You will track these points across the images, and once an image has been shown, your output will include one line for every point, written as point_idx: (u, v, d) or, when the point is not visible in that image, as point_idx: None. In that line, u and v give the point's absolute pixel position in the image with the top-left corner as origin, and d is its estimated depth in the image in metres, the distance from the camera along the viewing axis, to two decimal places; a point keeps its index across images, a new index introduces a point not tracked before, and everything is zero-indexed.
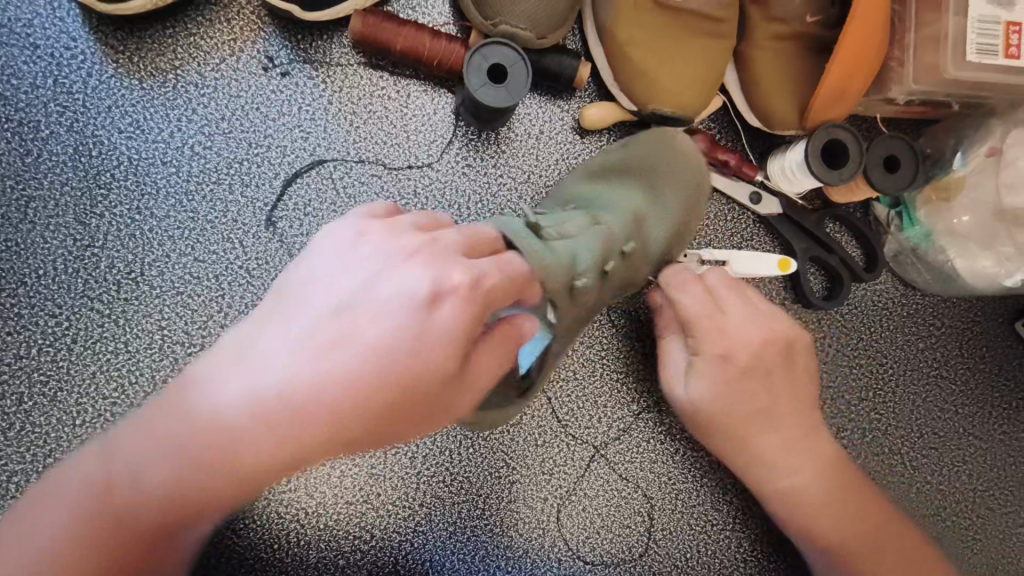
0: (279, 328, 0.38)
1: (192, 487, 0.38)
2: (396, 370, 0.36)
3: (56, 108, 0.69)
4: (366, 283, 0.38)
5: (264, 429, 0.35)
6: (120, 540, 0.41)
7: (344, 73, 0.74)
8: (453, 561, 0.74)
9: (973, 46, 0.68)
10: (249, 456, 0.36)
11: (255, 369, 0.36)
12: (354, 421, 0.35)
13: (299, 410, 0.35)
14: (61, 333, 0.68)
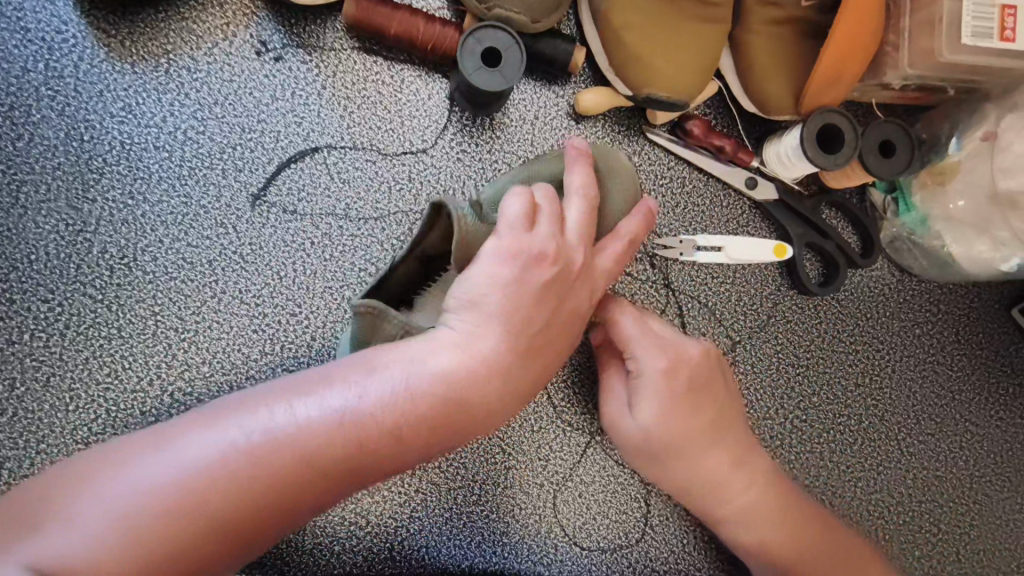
0: (428, 339, 0.50)
1: (334, 464, 0.47)
2: (520, 351, 0.52)
3: (46, 93, 0.69)
4: (497, 286, 0.52)
5: (429, 404, 0.49)
6: (229, 518, 0.46)
7: (338, 58, 0.74)
8: (449, 547, 0.74)
9: (968, 28, 0.68)
10: (435, 419, 0.49)
11: (416, 362, 0.49)
12: (492, 387, 0.51)
13: (453, 393, 0.49)
14: (54, 318, 0.68)
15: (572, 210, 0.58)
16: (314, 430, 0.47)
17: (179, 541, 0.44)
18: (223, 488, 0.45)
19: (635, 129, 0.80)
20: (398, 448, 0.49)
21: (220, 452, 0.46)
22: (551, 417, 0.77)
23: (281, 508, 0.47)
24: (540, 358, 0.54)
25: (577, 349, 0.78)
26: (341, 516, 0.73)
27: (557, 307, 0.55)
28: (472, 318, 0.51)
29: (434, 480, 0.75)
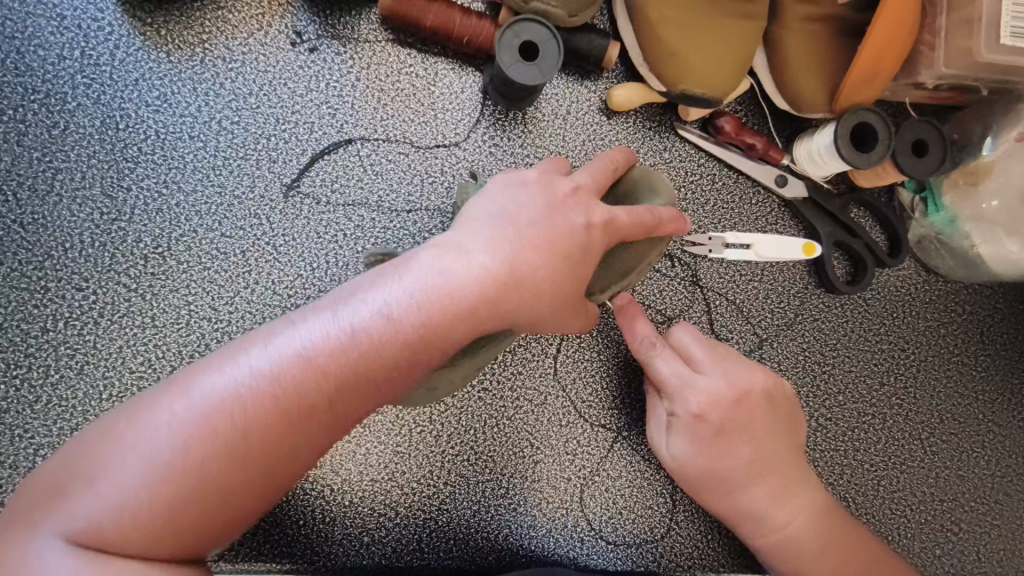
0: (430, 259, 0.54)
1: (343, 378, 0.49)
2: (521, 267, 0.54)
3: (82, 81, 0.69)
4: (491, 215, 0.56)
5: (436, 310, 0.51)
6: (244, 442, 0.46)
7: (373, 50, 0.74)
8: (476, 539, 0.75)
9: (1007, 28, 0.68)
10: (444, 326, 0.52)
11: (417, 276, 0.52)
12: (495, 297, 0.53)
13: (456, 297, 0.52)
14: (88, 306, 0.68)
15: (578, 180, 0.62)
16: (324, 352, 0.49)
17: (204, 469, 0.45)
18: (238, 419, 0.46)
19: (666, 125, 0.80)
20: (407, 362, 0.51)
21: (229, 387, 0.47)
22: (579, 411, 0.78)
23: (299, 433, 0.48)
24: (548, 283, 0.55)
25: (605, 344, 0.79)
26: (371, 507, 0.73)
27: (563, 244, 0.56)
28: (470, 237, 0.55)
29: (462, 473, 0.75)
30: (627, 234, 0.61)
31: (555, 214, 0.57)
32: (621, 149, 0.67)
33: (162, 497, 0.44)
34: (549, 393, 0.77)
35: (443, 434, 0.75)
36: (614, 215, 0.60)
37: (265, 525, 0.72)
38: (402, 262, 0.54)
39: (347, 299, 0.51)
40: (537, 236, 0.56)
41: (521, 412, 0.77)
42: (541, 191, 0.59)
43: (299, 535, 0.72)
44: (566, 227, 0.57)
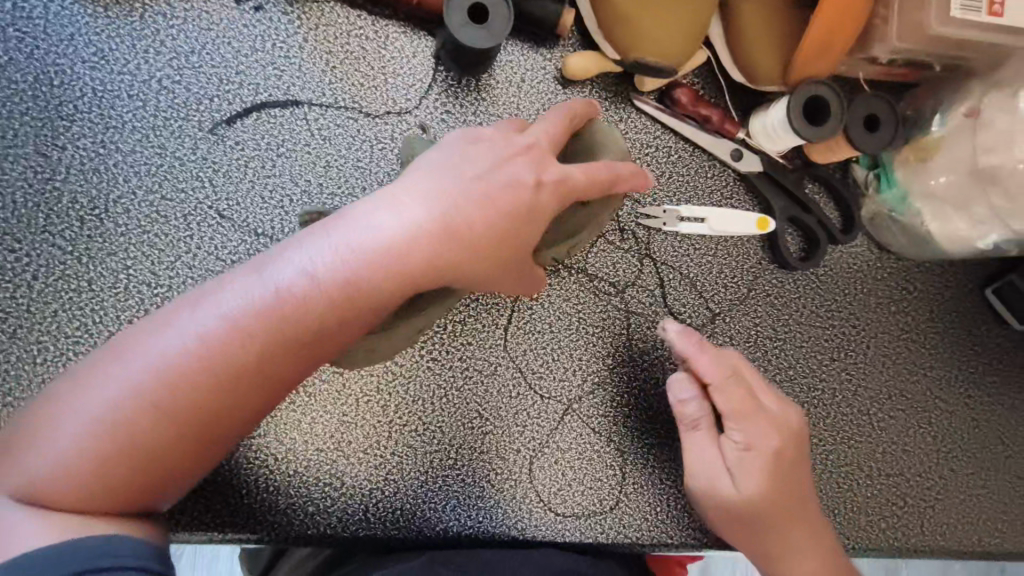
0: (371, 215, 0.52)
1: (279, 345, 0.49)
2: (467, 229, 0.53)
3: (14, 34, 0.67)
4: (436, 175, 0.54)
5: (377, 270, 0.51)
6: (175, 410, 0.47)
7: (321, 11, 0.72)
8: (422, 510, 0.74)
9: (957, 1, 0.70)
10: (382, 285, 0.51)
11: (358, 235, 0.51)
12: (439, 257, 0.52)
13: (400, 258, 0.51)
14: (22, 268, 0.66)
15: (534, 140, 0.60)
16: (266, 326, 0.48)
17: (139, 437, 0.46)
18: (176, 394, 0.47)
19: (622, 96, 0.79)
20: (343, 328, 0.51)
21: (170, 361, 0.47)
22: (529, 383, 0.77)
23: (239, 395, 0.48)
24: (491, 246, 0.55)
25: (557, 316, 0.78)
26: (316, 477, 0.72)
27: (510, 209, 0.56)
28: (413, 195, 0.53)
29: (410, 443, 0.75)
30: (580, 194, 0.60)
31: (501, 178, 0.56)
32: (586, 104, 0.65)
33: (95, 463, 0.46)
34: (499, 364, 0.77)
35: (391, 405, 0.75)
36: (565, 177, 0.59)
37: (206, 494, 0.71)
38: (338, 223, 0.52)
39: (282, 264, 0.50)
40: (482, 199, 0.54)
41: (471, 383, 0.76)
42: (492, 153, 0.57)
43: (241, 504, 0.71)
44: (513, 191, 0.56)
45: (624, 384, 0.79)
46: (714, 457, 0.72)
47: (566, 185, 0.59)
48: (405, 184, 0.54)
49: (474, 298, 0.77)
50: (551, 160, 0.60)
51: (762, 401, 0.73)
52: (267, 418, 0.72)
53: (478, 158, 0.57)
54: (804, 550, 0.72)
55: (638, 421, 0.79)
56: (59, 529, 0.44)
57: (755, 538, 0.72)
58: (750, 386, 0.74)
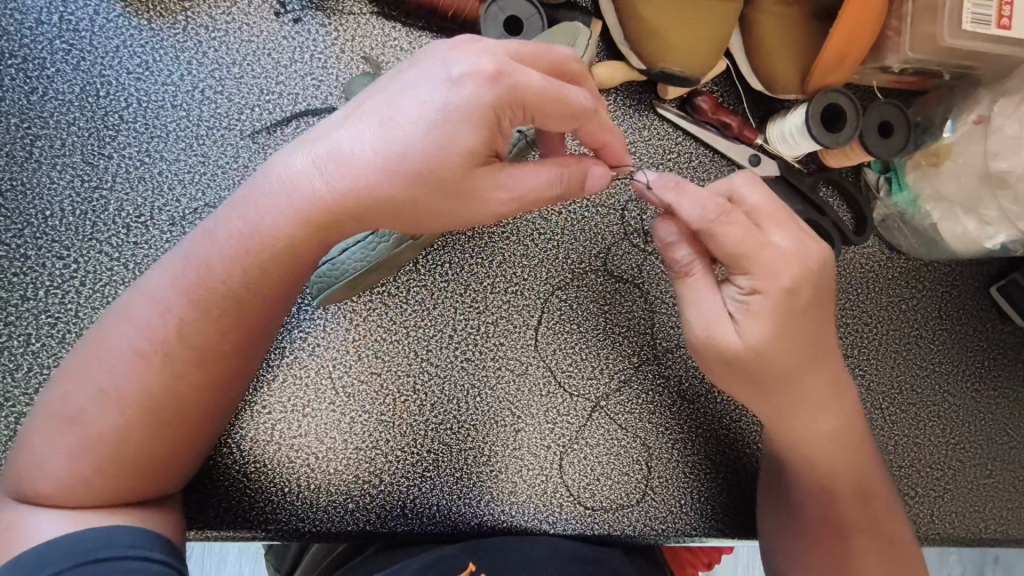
0: (289, 168, 0.52)
1: (219, 316, 0.54)
2: (394, 169, 0.49)
3: (62, 46, 0.69)
4: (354, 118, 0.51)
5: (300, 221, 0.52)
6: (139, 396, 0.53)
7: (357, 23, 0.74)
8: (459, 506, 0.77)
9: (968, 15, 0.73)
10: (306, 238, 0.53)
11: (273, 196, 0.52)
12: (363, 199, 0.51)
13: (322, 208, 0.51)
14: (70, 275, 0.67)
15: (466, 44, 0.51)
16: (178, 302, 0.53)
17: (114, 427, 0.52)
18: (118, 374, 0.53)
19: (645, 104, 0.82)
20: (263, 281, 0.54)
21: (110, 347, 0.54)
22: (558, 382, 0.80)
23: (199, 364, 0.54)
24: (410, 171, 0.49)
25: (584, 316, 0.81)
26: (355, 475, 0.75)
27: (423, 124, 0.49)
28: (326, 144, 0.51)
29: (445, 441, 0.77)
30: (523, 88, 0.49)
31: (412, 92, 0.49)
32: (561, 45, 0.54)
33: (85, 460, 0.52)
34: (530, 363, 0.80)
35: (427, 404, 0.77)
36: (496, 68, 0.48)
37: (250, 492, 0.73)
38: (250, 191, 0.54)
39: (193, 245, 0.55)
40: (386, 128, 0.49)
41: (503, 382, 0.79)
42: (409, 74, 0.51)
43: (283, 503, 0.73)
44: (424, 104, 0.49)
45: (649, 381, 0.82)
46: (717, 309, 0.63)
47: (508, 85, 0.48)
48: (326, 131, 0.52)
49: (505, 300, 0.80)
50: (483, 51, 0.50)
51: (768, 241, 0.60)
52: (308, 418, 0.74)
53: (400, 82, 0.51)
54: (823, 428, 0.69)
55: (662, 417, 0.82)
56: (74, 518, 0.51)
57: (770, 408, 0.68)
58: (759, 217, 0.61)
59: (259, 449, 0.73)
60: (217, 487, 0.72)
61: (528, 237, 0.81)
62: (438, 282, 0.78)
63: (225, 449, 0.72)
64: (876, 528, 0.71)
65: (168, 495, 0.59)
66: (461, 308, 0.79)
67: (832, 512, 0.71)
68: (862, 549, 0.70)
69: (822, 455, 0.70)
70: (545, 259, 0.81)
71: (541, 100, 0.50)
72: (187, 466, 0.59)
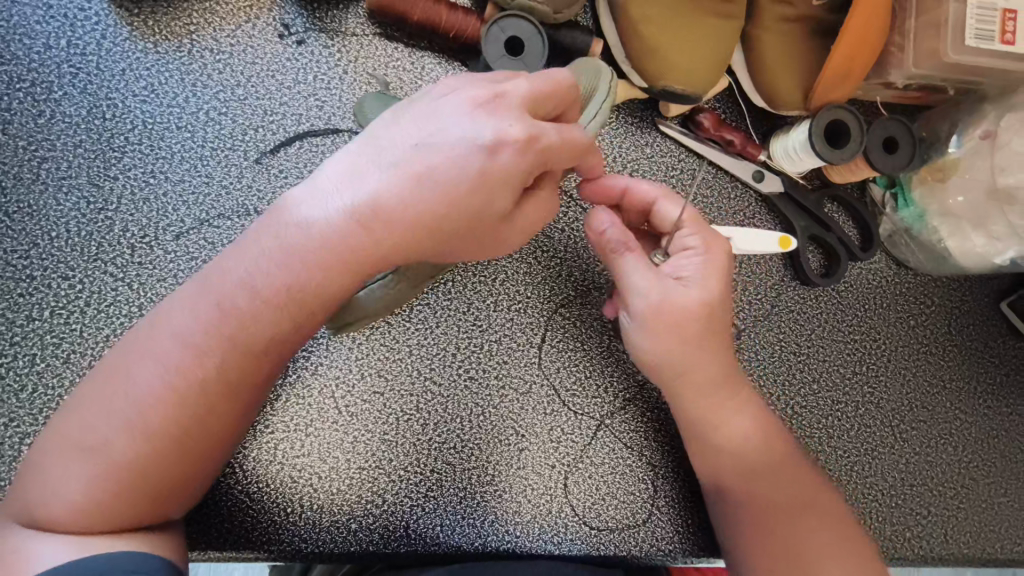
0: (317, 202, 0.52)
1: (246, 356, 0.53)
2: (428, 216, 0.51)
3: (69, 70, 0.69)
4: (386, 159, 0.51)
5: (327, 261, 0.51)
6: (163, 432, 0.52)
7: (360, 44, 0.74)
8: (463, 526, 0.76)
9: (973, 31, 0.73)
10: (333, 279, 0.52)
11: (303, 230, 0.51)
12: (395, 241, 0.51)
13: (350, 248, 0.51)
14: (75, 296, 0.68)
15: (502, 100, 0.53)
16: (199, 337, 0.52)
17: (138, 462, 0.52)
18: (140, 408, 0.52)
19: (648, 121, 0.82)
20: (284, 320, 0.53)
21: (132, 377, 0.53)
22: (563, 400, 0.79)
23: (223, 402, 0.54)
24: (440, 219, 0.51)
25: (588, 334, 0.81)
26: (358, 495, 0.74)
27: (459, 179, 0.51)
28: (358, 181, 0.51)
29: (448, 460, 0.76)
30: (549, 153, 0.53)
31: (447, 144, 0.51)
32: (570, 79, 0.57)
33: (106, 492, 0.52)
34: (534, 381, 0.79)
35: (430, 423, 0.77)
36: (527, 135, 0.51)
37: (253, 512, 0.72)
38: (274, 218, 0.53)
39: (218, 279, 0.53)
40: (421, 176, 0.50)
41: (507, 401, 0.78)
42: (447, 122, 0.52)
43: (286, 523, 0.73)
44: (463, 161, 0.51)
45: (655, 399, 0.81)
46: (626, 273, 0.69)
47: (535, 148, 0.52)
48: (358, 167, 0.52)
49: (508, 318, 0.79)
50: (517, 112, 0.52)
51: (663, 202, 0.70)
52: (311, 437, 0.74)
53: (439, 128, 0.51)
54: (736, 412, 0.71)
55: (668, 435, 0.81)
56: (74, 542, 0.51)
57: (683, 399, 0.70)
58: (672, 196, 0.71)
59: (260, 469, 0.73)
60: (219, 508, 0.72)
61: (532, 255, 0.80)
62: (441, 300, 0.78)
63: (227, 469, 0.72)
64: (832, 522, 0.67)
65: (171, 522, 0.59)
66: (464, 327, 0.78)
67: (769, 499, 0.68)
68: (810, 531, 0.66)
69: (742, 438, 0.70)
70: (548, 276, 0.81)
71: (558, 160, 0.54)
72: (193, 494, 0.59)
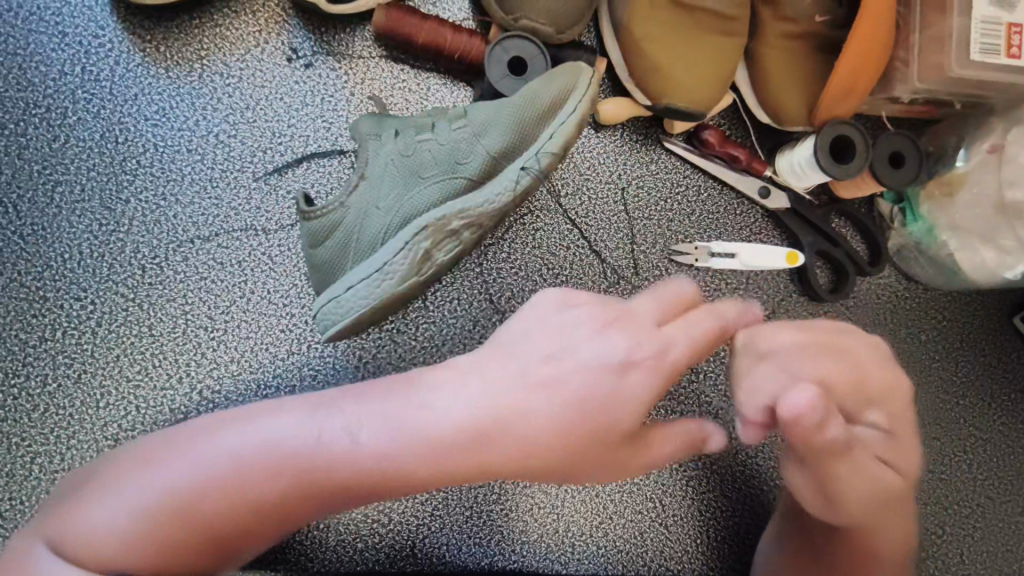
0: (421, 405, 0.53)
1: (250, 488, 0.51)
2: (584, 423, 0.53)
3: (83, 96, 0.71)
4: (507, 402, 0.52)
5: (433, 463, 0.52)
6: (194, 537, 0.50)
7: (367, 66, 0.76)
8: (468, 545, 0.75)
9: (977, 44, 0.72)
10: (405, 463, 0.52)
11: (428, 412, 0.53)
12: (463, 441, 0.52)
13: (444, 441, 0.52)
14: (86, 316, 0.69)
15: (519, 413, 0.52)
16: (245, 486, 0.50)
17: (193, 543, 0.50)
18: (209, 471, 0.51)
19: (652, 138, 0.82)
20: (403, 477, 0.52)
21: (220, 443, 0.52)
22: None
23: (252, 524, 0.51)
24: (555, 440, 0.52)
25: None
26: (364, 514, 0.74)
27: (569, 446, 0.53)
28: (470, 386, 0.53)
29: (454, 479, 0.76)
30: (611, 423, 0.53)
31: (428, 416, 0.53)
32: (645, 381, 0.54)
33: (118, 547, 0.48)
34: None
35: None
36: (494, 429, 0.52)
37: None
38: (404, 409, 0.53)
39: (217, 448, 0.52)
40: (484, 398, 0.53)
41: None
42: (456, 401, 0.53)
43: (292, 542, 0.73)
44: (547, 419, 0.52)
45: (662, 416, 0.81)
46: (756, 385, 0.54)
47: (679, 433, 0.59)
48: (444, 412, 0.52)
49: None
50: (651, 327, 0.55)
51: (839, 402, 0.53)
52: None
53: (471, 391, 0.53)
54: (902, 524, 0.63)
55: None
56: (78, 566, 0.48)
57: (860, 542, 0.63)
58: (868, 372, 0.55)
59: None
60: None
61: (536, 272, 0.80)
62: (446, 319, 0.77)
63: None
64: None
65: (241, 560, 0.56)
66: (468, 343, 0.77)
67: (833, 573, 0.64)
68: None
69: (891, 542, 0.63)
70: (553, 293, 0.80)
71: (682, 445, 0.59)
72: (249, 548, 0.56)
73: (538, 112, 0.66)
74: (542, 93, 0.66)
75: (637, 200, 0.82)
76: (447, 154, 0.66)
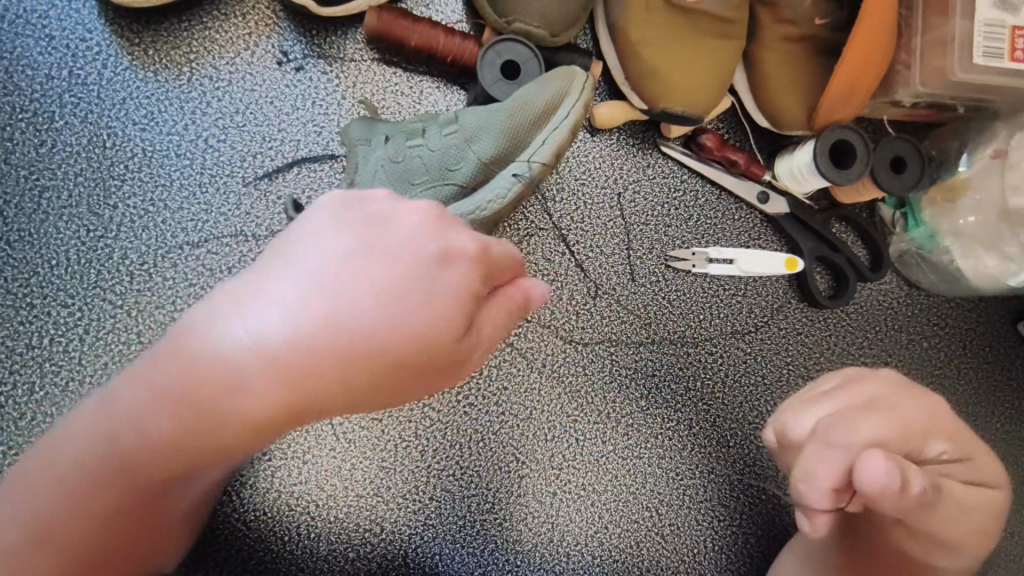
0: (280, 282, 0.47)
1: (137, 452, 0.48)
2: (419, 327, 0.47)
3: (70, 100, 0.70)
4: (315, 296, 0.46)
5: (262, 360, 0.45)
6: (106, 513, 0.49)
7: (359, 69, 0.74)
8: (462, 555, 0.75)
9: (980, 48, 0.71)
10: (249, 386, 0.46)
11: (251, 317, 0.46)
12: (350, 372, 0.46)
13: (331, 338, 0.46)
14: (74, 324, 0.68)
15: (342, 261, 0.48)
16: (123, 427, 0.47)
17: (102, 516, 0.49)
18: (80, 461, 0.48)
19: (650, 142, 0.81)
20: (259, 422, 0.47)
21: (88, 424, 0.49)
22: (564, 426, 0.78)
23: (153, 490, 0.49)
24: (425, 329, 0.47)
25: (592, 359, 0.79)
26: (356, 523, 0.73)
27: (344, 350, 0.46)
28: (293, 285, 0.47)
29: (447, 488, 0.75)
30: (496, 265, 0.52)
31: (272, 306, 0.46)
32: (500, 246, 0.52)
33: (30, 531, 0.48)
34: (534, 407, 0.78)
35: (429, 449, 0.76)
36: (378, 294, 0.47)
37: (250, 540, 0.72)
38: (189, 340, 0.47)
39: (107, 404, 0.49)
40: (324, 291, 0.46)
41: (506, 427, 0.77)
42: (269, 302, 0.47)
43: (283, 551, 0.72)
44: (392, 266, 0.48)
45: (659, 424, 0.80)
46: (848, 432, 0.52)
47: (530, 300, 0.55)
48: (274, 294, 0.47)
49: (507, 343, 0.77)
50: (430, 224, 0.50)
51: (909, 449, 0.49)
52: (308, 465, 0.73)
53: (279, 293, 0.47)
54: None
55: (673, 462, 0.79)
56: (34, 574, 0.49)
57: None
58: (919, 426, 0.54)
59: (255, 498, 0.72)
60: (216, 536, 0.71)
61: None
62: None
63: (225, 497, 0.71)
64: None
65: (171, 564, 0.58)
66: None
67: None
68: None
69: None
70: (549, 300, 0.79)
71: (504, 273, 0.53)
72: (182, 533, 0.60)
73: (531, 115, 0.64)
74: (535, 97, 0.64)
75: (634, 205, 0.81)
76: (438, 159, 0.65)
